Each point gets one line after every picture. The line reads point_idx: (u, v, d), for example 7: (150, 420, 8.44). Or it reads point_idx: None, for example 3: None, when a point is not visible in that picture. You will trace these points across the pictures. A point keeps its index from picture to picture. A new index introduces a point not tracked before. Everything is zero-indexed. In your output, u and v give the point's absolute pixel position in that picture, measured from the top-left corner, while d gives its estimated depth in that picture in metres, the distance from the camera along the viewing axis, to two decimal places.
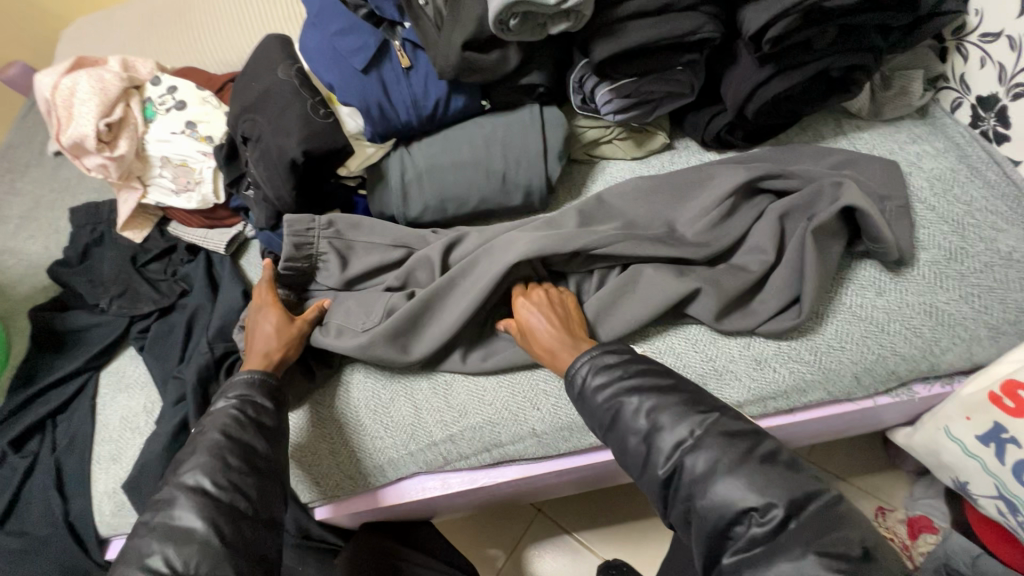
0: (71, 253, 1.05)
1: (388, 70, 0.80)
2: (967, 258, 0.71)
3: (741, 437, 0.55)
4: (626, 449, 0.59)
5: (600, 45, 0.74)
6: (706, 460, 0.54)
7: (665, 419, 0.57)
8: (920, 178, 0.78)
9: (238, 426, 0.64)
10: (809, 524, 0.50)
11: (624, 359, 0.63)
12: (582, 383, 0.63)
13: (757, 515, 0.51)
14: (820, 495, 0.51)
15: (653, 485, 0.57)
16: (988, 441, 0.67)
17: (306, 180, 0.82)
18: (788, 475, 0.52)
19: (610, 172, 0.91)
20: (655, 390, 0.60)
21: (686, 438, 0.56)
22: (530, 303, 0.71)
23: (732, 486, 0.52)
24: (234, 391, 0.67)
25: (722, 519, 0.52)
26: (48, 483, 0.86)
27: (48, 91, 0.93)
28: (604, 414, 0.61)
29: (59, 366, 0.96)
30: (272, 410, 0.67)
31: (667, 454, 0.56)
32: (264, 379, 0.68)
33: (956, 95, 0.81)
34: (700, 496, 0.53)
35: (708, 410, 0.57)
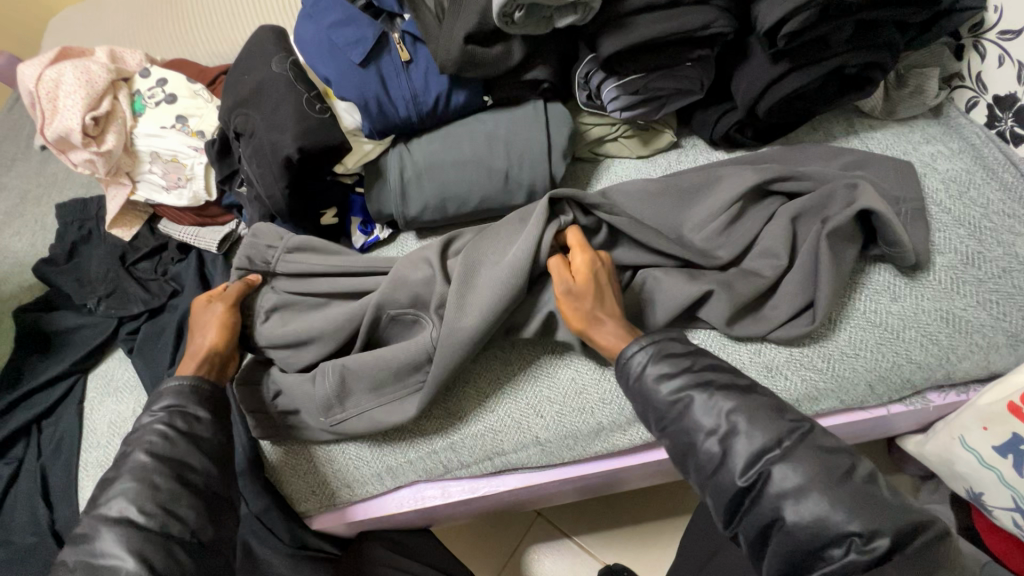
0: (57, 251, 1.01)
1: (386, 63, 0.77)
2: (984, 263, 0.69)
3: (838, 455, 0.51)
4: (694, 449, 0.55)
5: (608, 40, 0.72)
6: (797, 474, 0.50)
7: (741, 422, 0.53)
8: (934, 181, 0.75)
9: (167, 444, 0.60)
10: (914, 556, 0.46)
11: (691, 351, 0.59)
12: (642, 372, 0.59)
13: (858, 541, 0.47)
14: (926, 527, 0.48)
15: (721, 492, 0.53)
16: (1005, 453, 0.66)
17: (300, 178, 0.78)
18: (891, 501, 0.49)
19: (615, 170, 0.88)
20: (731, 389, 0.55)
21: (773, 447, 0.52)
22: (597, 264, 0.66)
23: (829, 506, 0.48)
24: (161, 402, 0.63)
25: (815, 540, 0.48)
26: (33, 490, 0.83)
27: (30, 82, 0.89)
28: (668, 408, 0.57)
29: (45, 368, 0.92)
30: (206, 420, 0.63)
31: (747, 462, 0.52)
32: (196, 387, 0.65)
33: (972, 94, 0.79)
34: (791, 512, 0.49)
35: (797, 422, 0.54)
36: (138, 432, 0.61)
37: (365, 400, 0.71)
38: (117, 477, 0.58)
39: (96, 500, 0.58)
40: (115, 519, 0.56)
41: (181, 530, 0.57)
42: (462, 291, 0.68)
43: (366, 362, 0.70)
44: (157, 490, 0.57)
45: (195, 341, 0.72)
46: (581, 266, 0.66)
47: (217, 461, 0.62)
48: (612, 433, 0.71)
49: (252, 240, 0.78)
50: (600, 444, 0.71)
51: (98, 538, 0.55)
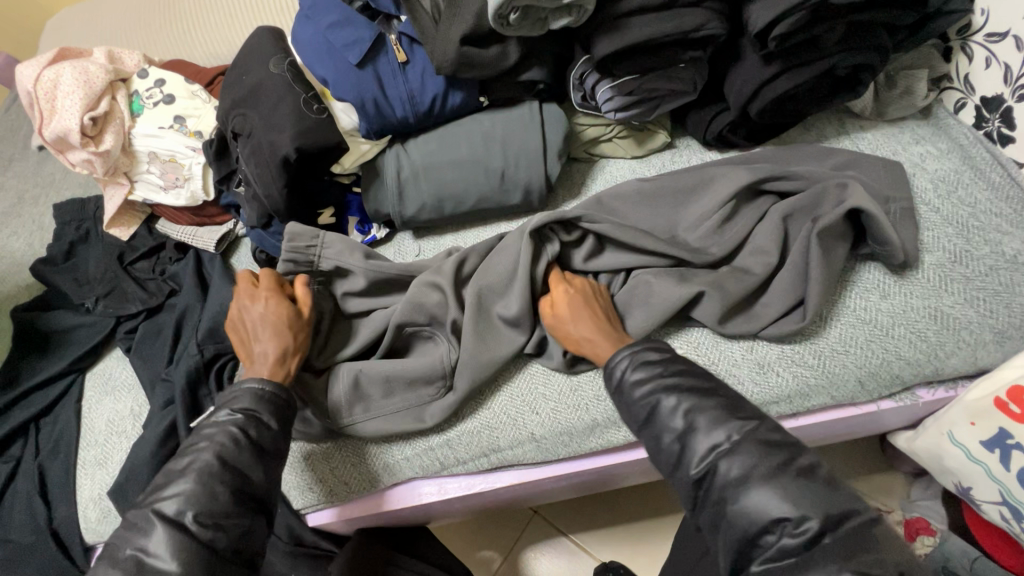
0: (55, 251, 1.01)
1: (383, 64, 0.78)
2: (972, 261, 0.70)
3: (778, 448, 0.51)
4: (659, 446, 0.56)
5: (602, 41, 0.73)
6: (740, 466, 0.51)
7: (701, 421, 0.54)
8: (923, 181, 0.77)
9: (235, 448, 0.60)
10: (844, 541, 0.46)
11: (665, 357, 0.61)
12: (620, 376, 0.61)
13: (789, 526, 0.48)
14: (858, 512, 0.48)
15: (683, 486, 0.55)
16: (993, 447, 0.67)
17: (297, 177, 0.79)
18: (828, 490, 0.49)
19: (610, 171, 0.89)
20: (695, 391, 0.57)
21: (722, 442, 0.53)
22: (569, 288, 0.72)
23: (765, 494, 0.49)
24: (239, 402, 0.63)
25: (753, 526, 0.49)
26: (31, 489, 0.83)
27: (29, 83, 0.90)
28: (641, 409, 0.58)
29: (42, 368, 0.93)
30: (275, 430, 0.63)
31: (700, 457, 0.53)
32: (273, 393, 0.64)
33: (960, 95, 0.80)
34: (734, 501, 0.50)
35: (746, 417, 0.54)
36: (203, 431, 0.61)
37: (371, 397, 0.73)
38: (174, 476, 0.59)
39: (154, 494, 0.58)
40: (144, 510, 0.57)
41: (223, 544, 0.56)
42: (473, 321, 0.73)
43: (382, 368, 0.73)
44: (215, 500, 0.57)
45: (278, 338, 0.69)
46: (556, 294, 0.72)
47: (273, 478, 0.62)
48: (607, 430, 0.71)
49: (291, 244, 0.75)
50: (595, 440, 0.71)
51: (151, 535, 0.55)
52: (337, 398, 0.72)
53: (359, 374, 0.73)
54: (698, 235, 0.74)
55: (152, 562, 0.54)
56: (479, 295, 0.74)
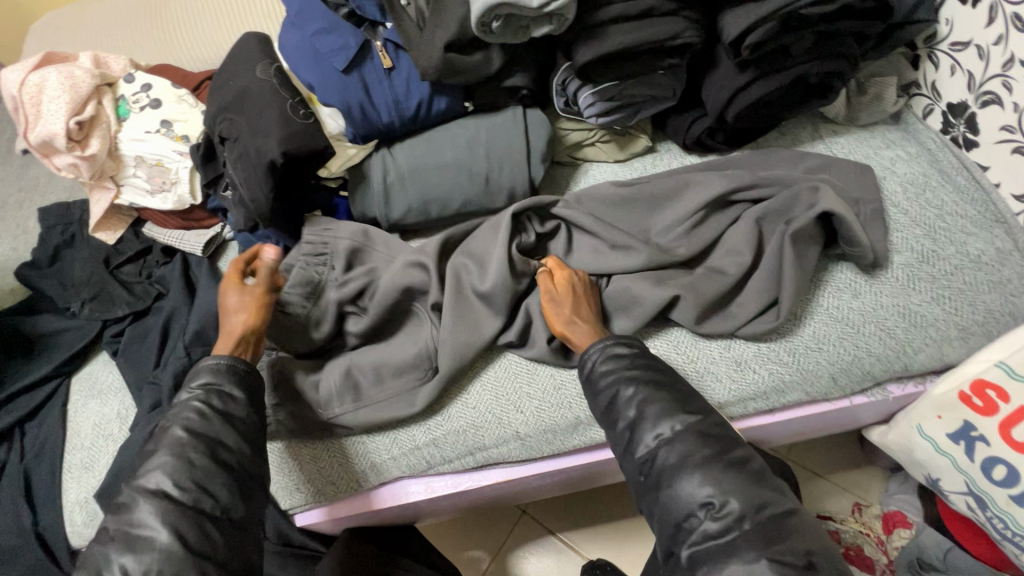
0: (39, 255, 1.01)
1: (369, 70, 0.79)
2: (938, 261, 0.73)
3: (716, 439, 0.58)
4: (613, 431, 0.63)
5: (583, 49, 0.74)
6: (678, 453, 0.57)
7: (650, 411, 0.60)
8: (893, 183, 0.80)
9: (202, 421, 0.62)
10: (762, 528, 0.52)
11: (632, 352, 0.66)
12: (591, 367, 0.66)
13: (713, 510, 0.54)
14: (776, 504, 0.54)
15: (632, 469, 0.61)
16: (958, 439, 0.70)
17: (284, 181, 0.80)
18: (754, 481, 0.55)
19: (593, 174, 0.91)
20: (652, 383, 0.62)
21: (666, 431, 0.59)
22: (575, 280, 0.74)
23: (698, 481, 0.55)
24: (200, 377, 0.65)
25: (681, 511, 0.55)
26: (16, 494, 0.83)
27: (14, 87, 0.90)
28: (603, 398, 0.64)
29: (27, 371, 0.92)
30: (240, 399, 0.65)
31: (646, 443, 0.59)
32: (233, 365, 0.66)
33: (928, 101, 0.83)
34: (671, 485, 0.56)
35: (692, 411, 0.60)
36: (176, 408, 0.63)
37: (362, 395, 0.74)
38: (152, 454, 0.60)
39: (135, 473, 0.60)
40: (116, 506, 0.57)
41: (214, 508, 0.58)
42: (453, 309, 0.74)
43: (371, 356, 0.76)
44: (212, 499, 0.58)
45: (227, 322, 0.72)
46: (561, 282, 0.74)
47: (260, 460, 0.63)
48: (589, 427, 0.73)
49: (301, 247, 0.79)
50: (578, 438, 0.73)
51: (137, 510, 0.57)
52: (328, 391, 0.74)
53: (351, 364, 0.76)
54: (676, 236, 0.76)
55: (144, 537, 0.55)
56: (463, 297, 0.76)
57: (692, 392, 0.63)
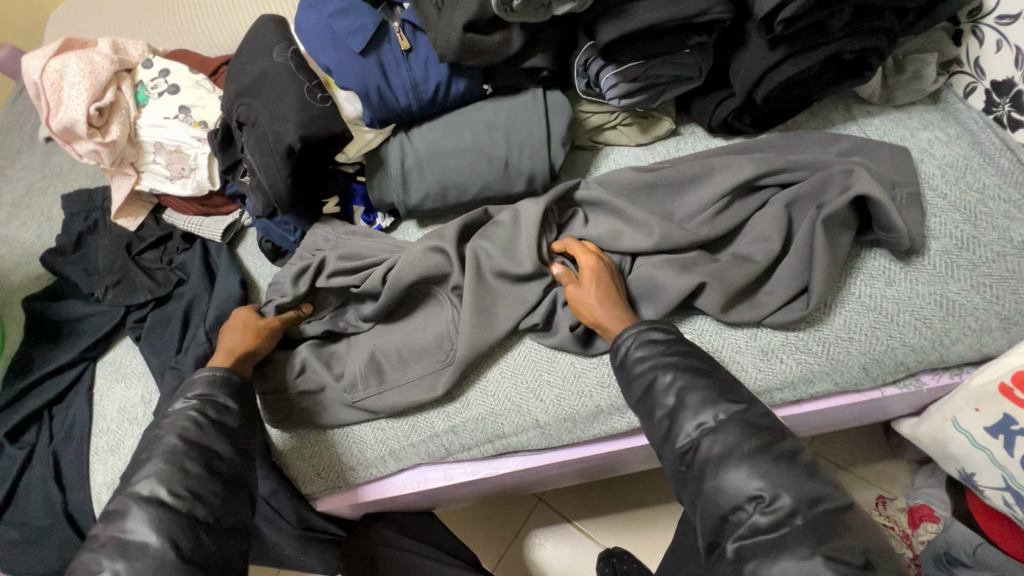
0: (64, 241, 1.02)
1: (387, 51, 0.78)
2: (978, 247, 0.70)
3: (761, 431, 0.56)
4: (651, 421, 0.61)
5: (606, 27, 0.72)
6: (723, 444, 0.55)
7: (690, 400, 0.59)
8: (931, 166, 0.76)
9: (196, 428, 0.62)
10: (815, 525, 0.50)
11: (669, 338, 0.64)
12: (625, 353, 0.65)
13: (762, 503, 0.52)
14: (826, 500, 0.52)
15: (670, 459, 0.59)
16: (997, 433, 0.67)
17: (301, 167, 0.79)
18: (805, 476, 0.53)
19: (614, 158, 0.89)
20: (691, 370, 0.61)
21: (709, 421, 0.57)
22: (599, 265, 0.72)
23: (746, 474, 0.53)
24: (194, 390, 0.66)
25: (725, 503, 0.54)
26: (47, 475, 0.84)
27: (36, 74, 0.90)
28: (638, 385, 0.63)
29: (55, 355, 0.94)
30: (233, 410, 0.66)
31: (687, 433, 0.58)
32: (226, 377, 0.67)
33: (970, 80, 0.79)
34: (714, 476, 0.55)
35: (737, 401, 0.58)
36: (168, 416, 0.64)
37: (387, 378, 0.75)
38: (143, 463, 0.61)
39: (156, 471, 0.59)
40: (146, 497, 0.58)
41: (208, 515, 0.58)
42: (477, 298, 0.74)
43: (394, 339, 0.77)
44: None
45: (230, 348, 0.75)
46: (585, 267, 0.72)
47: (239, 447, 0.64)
48: (611, 416, 0.72)
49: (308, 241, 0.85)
50: (599, 426, 0.72)
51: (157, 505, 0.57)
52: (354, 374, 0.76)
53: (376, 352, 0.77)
54: (700, 222, 0.74)
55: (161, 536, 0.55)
56: (482, 282, 0.75)
57: (734, 381, 0.61)
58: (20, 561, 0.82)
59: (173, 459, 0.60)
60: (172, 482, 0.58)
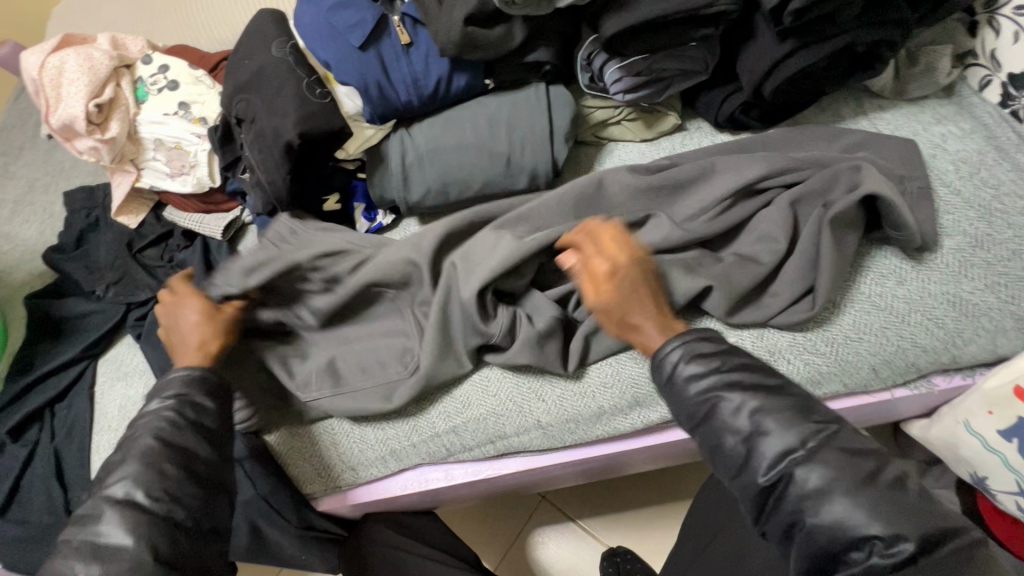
0: (66, 239, 1.02)
1: (387, 46, 0.76)
2: (993, 246, 0.68)
3: (862, 458, 0.50)
4: (721, 448, 0.55)
5: (610, 20, 0.70)
6: (820, 477, 0.49)
7: (769, 424, 0.52)
8: (944, 162, 0.74)
9: (173, 430, 0.61)
10: (939, 567, 0.45)
11: (720, 349, 0.58)
12: (671, 370, 0.58)
13: (879, 545, 0.46)
14: (955, 537, 0.46)
15: (748, 490, 0.53)
16: (1011, 437, 0.66)
17: (300, 163, 0.78)
18: (919, 506, 0.48)
19: (619, 154, 0.87)
20: (759, 389, 0.54)
21: (796, 448, 0.51)
22: (621, 268, 0.63)
23: (850, 510, 0.48)
24: (170, 389, 0.63)
25: (835, 542, 0.48)
26: (49, 473, 0.84)
27: (34, 70, 0.90)
28: (697, 408, 0.56)
29: (57, 353, 0.94)
30: (211, 409, 0.64)
31: (770, 463, 0.51)
32: (199, 378, 0.65)
33: (985, 72, 0.77)
34: (814, 513, 0.49)
35: (821, 420, 0.52)
36: (145, 416, 0.62)
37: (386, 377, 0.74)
38: (117, 464, 0.60)
39: (148, 473, 0.58)
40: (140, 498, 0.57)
41: (185, 518, 0.58)
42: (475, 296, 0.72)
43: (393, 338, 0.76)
44: None
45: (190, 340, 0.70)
46: (604, 272, 0.63)
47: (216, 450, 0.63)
48: (614, 417, 0.71)
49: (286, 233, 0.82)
50: (602, 428, 0.71)
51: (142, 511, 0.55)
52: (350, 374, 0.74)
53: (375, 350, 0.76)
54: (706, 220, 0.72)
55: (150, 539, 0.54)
56: None
57: (809, 394, 0.55)
58: (23, 558, 0.82)
59: (151, 462, 0.59)
60: (153, 485, 0.58)
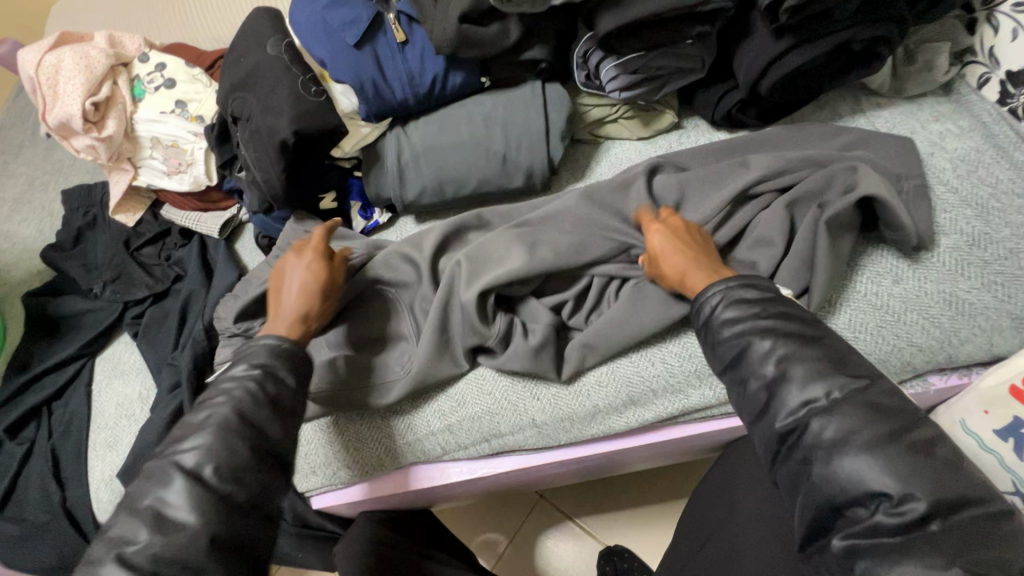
0: (63, 237, 1.02)
1: (382, 44, 0.76)
2: (990, 245, 0.68)
3: (888, 417, 0.48)
4: (744, 392, 0.54)
5: (606, 17, 0.70)
6: (838, 429, 0.48)
7: (796, 371, 0.51)
8: (941, 160, 0.73)
9: (252, 402, 0.57)
10: (953, 533, 0.44)
11: (764, 297, 0.57)
12: (709, 313, 0.58)
13: (887, 504, 0.45)
14: (982, 504, 0.45)
15: (765, 438, 0.53)
16: (1006, 436, 0.61)
17: (296, 162, 0.78)
18: (943, 471, 0.45)
19: (615, 153, 0.86)
20: (794, 337, 0.53)
21: (820, 398, 0.50)
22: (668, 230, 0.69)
23: (867, 467, 0.46)
24: (256, 358, 0.60)
25: (841, 496, 0.47)
26: (45, 471, 0.84)
27: (31, 68, 0.90)
28: (728, 350, 0.56)
29: (54, 351, 0.94)
30: (292, 387, 0.60)
31: (791, 410, 0.50)
32: (283, 347, 0.62)
33: (984, 70, 0.77)
34: (827, 463, 0.48)
35: (857, 375, 0.50)
36: (224, 381, 0.59)
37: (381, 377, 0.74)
38: (192, 430, 0.56)
39: None
40: None
41: (241, 504, 0.54)
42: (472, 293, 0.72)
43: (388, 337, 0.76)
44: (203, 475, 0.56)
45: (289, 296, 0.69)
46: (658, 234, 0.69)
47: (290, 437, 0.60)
48: (609, 416, 0.71)
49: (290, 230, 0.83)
50: (597, 427, 0.71)
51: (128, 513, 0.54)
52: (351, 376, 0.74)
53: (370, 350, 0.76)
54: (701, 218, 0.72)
55: None
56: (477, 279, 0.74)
57: (848, 351, 0.53)
58: (20, 555, 0.83)
59: (225, 434, 0.55)
60: (218, 462, 0.54)
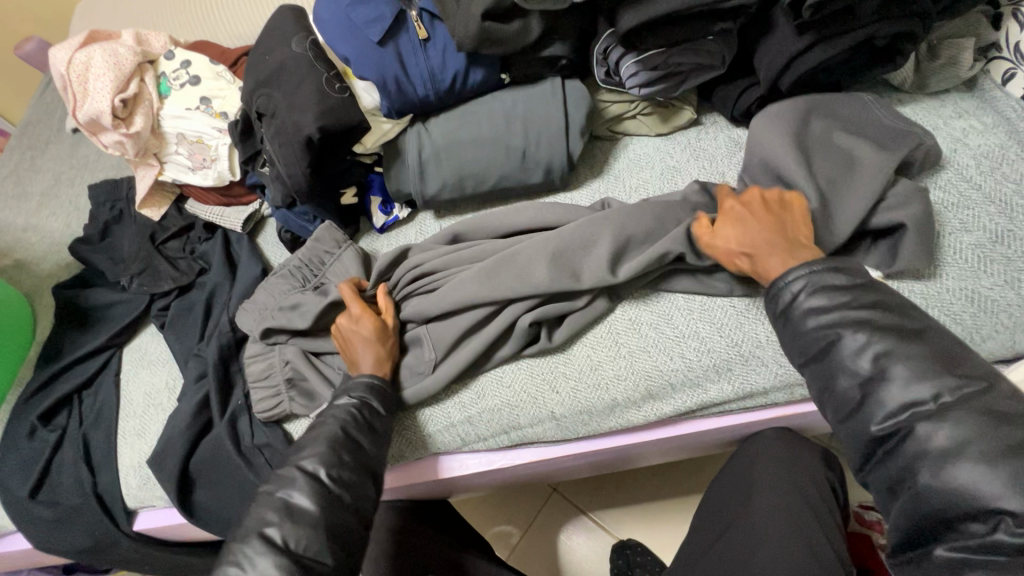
0: (91, 231, 1.04)
1: (405, 41, 0.77)
2: (1014, 241, 0.67)
3: (1002, 426, 0.48)
4: (831, 389, 0.56)
5: (627, 13, 0.71)
6: (951, 438, 0.49)
7: (897, 371, 0.52)
8: (964, 157, 0.73)
9: (355, 424, 0.67)
10: None
11: (854, 284, 0.57)
12: (790, 300, 0.59)
13: (1009, 522, 0.45)
14: None
15: (857, 437, 0.55)
16: None
17: (320, 157, 0.80)
18: None
19: (634, 149, 0.87)
20: (890, 332, 0.54)
21: (926, 402, 0.51)
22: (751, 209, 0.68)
23: (981, 476, 0.47)
24: (355, 390, 0.70)
25: (952, 509, 0.48)
26: (77, 457, 0.87)
27: (61, 66, 0.92)
28: (813, 342, 0.57)
29: (84, 341, 0.97)
30: (383, 415, 0.70)
31: (891, 413, 0.52)
32: (382, 386, 0.71)
33: (1009, 65, 0.76)
34: (937, 472, 0.49)
35: (964, 376, 0.51)
36: (332, 408, 0.69)
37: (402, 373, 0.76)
38: (309, 440, 0.66)
39: None
40: None
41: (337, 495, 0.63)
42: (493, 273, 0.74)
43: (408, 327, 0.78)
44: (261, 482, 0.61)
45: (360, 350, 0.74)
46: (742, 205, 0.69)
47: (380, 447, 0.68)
48: (626, 410, 0.71)
49: (312, 246, 0.85)
50: (616, 419, 0.72)
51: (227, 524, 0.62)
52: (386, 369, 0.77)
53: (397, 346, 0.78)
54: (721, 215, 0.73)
55: None
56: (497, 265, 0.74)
57: (938, 349, 0.53)
58: (54, 537, 0.86)
59: (334, 445, 0.65)
60: (333, 466, 0.64)
